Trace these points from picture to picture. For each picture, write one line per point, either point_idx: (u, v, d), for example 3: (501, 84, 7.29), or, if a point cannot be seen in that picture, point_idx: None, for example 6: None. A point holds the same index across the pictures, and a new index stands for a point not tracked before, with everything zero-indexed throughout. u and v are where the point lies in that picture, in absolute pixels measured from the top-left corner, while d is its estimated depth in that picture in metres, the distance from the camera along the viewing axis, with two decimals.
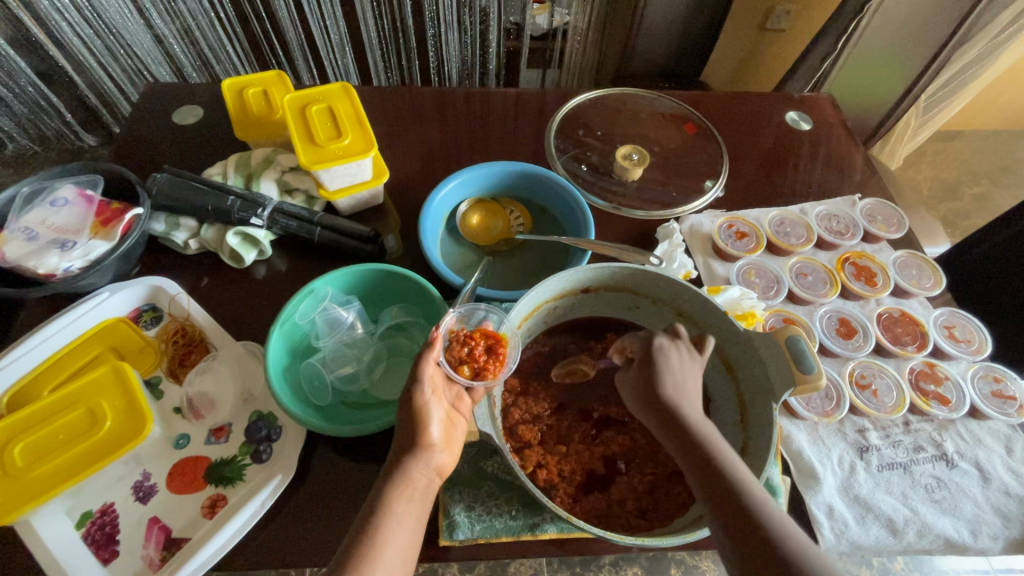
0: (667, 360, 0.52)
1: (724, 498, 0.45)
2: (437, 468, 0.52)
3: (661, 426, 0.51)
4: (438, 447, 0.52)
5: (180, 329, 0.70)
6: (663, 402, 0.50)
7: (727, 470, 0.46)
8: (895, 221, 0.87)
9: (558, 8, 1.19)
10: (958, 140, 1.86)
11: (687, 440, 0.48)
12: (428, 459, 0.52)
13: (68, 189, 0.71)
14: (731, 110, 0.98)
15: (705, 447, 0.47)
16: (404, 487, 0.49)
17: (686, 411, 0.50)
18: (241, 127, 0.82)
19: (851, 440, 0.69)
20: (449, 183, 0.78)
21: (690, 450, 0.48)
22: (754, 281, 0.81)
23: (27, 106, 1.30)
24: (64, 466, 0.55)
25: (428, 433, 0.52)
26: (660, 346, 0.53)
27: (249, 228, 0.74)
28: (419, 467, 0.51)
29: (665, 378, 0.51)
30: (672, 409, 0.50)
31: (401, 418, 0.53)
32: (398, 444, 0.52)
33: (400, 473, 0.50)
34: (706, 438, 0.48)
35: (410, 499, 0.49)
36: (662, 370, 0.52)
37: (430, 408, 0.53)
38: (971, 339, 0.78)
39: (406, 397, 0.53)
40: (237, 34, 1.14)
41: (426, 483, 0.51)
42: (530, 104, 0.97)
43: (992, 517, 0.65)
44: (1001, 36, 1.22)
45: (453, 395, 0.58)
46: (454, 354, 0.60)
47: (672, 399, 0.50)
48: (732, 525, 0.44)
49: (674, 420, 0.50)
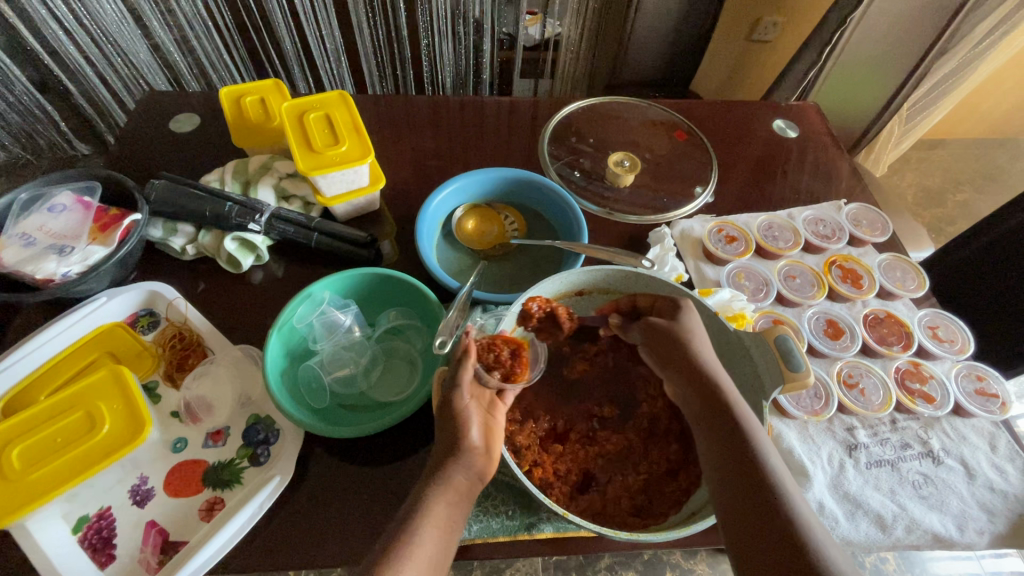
0: (694, 330, 0.58)
1: (738, 460, 0.50)
2: (478, 472, 0.53)
3: (694, 387, 0.56)
4: (479, 450, 0.54)
5: (178, 334, 0.71)
6: (698, 369, 0.56)
7: (750, 436, 0.51)
8: (881, 226, 0.90)
9: (550, 19, 1.21)
10: (940, 149, 1.91)
11: (714, 402, 0.54)
12: (470, 462, 0.53)
13: (66, 195, 0.72)
14: (719, 119, 1.01)
15: (735, 412, 0.53)
16: (444, 490, 0.50)
17: (718, 376, 0.56)
18: (239, 135, 0.83)
19: (840, 438, 0.70)
20: (444, 189, 0.80)
21: (714, 413, 0.53)
22: (744, 283, 0.83)
23: (21, 114, 1.30)
24: (63, 468, 0.55)
25: (468, 437, 0.54)
26: (687, 316, 0.59)
27: (247, 233, 0.75)
28: (460, 471, 0.52)
29: (700, 349, 0.57)
30: (707, 369, 0.56)
31: (442, 423, 0.55)
32: (441, 448, 0.54)
33: (441, 476, 0.51)
34: (737, 408, 0.53)
35: (450, 503, 0.50)
36: (695, 341, 0.58)
37: (468, 413, 0.55)
38: (954, 339, 0.80)
39: (446, 401, 0.55)
40: (235, 42, 1.15)
41: (467, 488, 0.52)
42: (523, 113, 0.99)
43: (977, 512, 0.66)
44: (980, 47, 1.26)
45: (487, 402, 0.59)
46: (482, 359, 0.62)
47: (707, 370, 0.56)
48: (739, 481, 0.49)
49: (703, 386, 0.55)
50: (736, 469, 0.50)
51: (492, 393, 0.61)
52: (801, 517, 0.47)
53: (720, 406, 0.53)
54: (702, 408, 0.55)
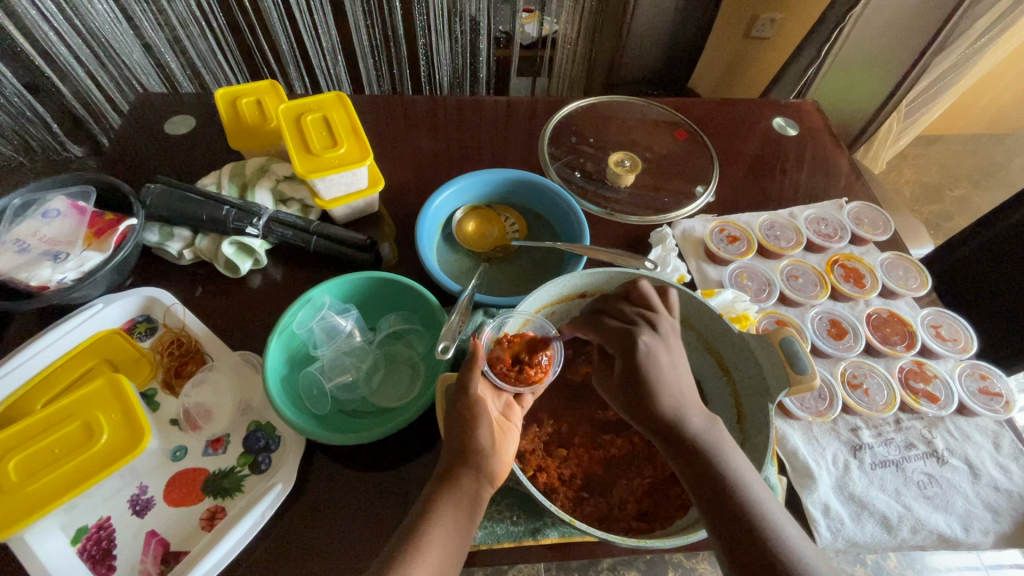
0: (656, 372, 0.55)
1: (724, 510, 0.48)
2: (488, 475, 0.52)
3: (664, 438, 0.53)
4: (487, 453, 0.52)
5: (176, 339, 0.70)
6: (663, 420, 0.53)
7: (731, 479, 0.49)
8: (882, 224, 0.89)
9: (547, 17, 1.20)
10: (937, 144, 1.91)
11: (687, 453, 0.51)
12: (478, 466, 0.52)
13: (60, 200, 0.71)
14: (719, 117, 1.00)
15: (707, 458, 0.50)
16: (451, 493, 0.50)
17: (688, 420, 0.52)
18: (235, 137, 0.82)
19: (845, 439, 0.70)
20: (444, 192, 0.79)
21: (689, 464, 0.51)
22: (747, 284, 0.82)
23: (13, 116, 1.28)
24: (60, 480, 0.54)
25: (475, 439, 0.52)
26: (644, 358, 0.55)
27: (245, 237, 0.74)
28: (467, 474, 0.51)
29: (662, 398, 0.53)
30: (674, 419, 0.52)
31: (450, 424, 0.54)
32: (449, 450, 0.53)
33: (449, 480, 0.51)
34: (713, 453, 0.50)
35: (457, 506, 0.50)
36: (656, 388, 0.54)
37: (477, 414, 0.53)
38: (957, 338, 0.80)
39: (453, 403, 0.54)
40: (228, 42, 1.14)
41: (475, 492, 0.51)
42: (522, 112, 0.98)
43: (983, 512, 0.66)
44: (979, 43, 1.26)
45: (503, 405, 0.59)
46: (499, 365, 0.61)
47: (674, 420, 0.52)
48: (730, 532, 0.47)
49: (668, 429, 0.52)
50: (724, 520, 0.48)
51: (508, 397, 0.61)
52: (793, 559, 0.45)
53: (694, 456, 0.51)
54: (677, 458, 0.52)
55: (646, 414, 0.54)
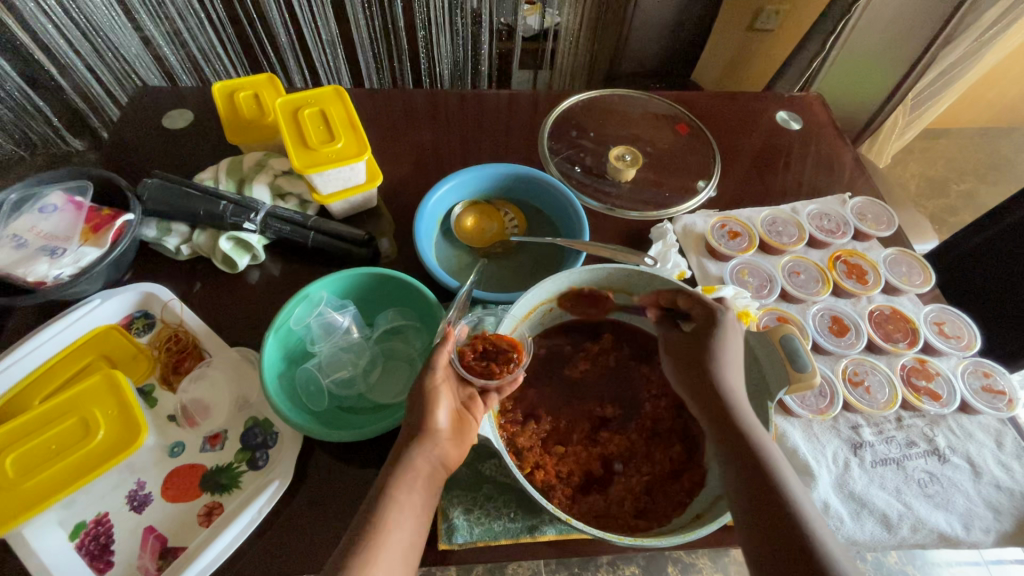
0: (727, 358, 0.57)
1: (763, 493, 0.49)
2: (440, 458, 0.52)
3: (716, 420, 0.55)
4: (441, 434, 0.53)
5: (174, 335, 0.70)
6: (720, 402, 0.55)
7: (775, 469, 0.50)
8: (886, 220, 0.88)
9: (548, 9, 1.18)
10: (944, 138, 1.88)
11: (737, 435, 0.53)
12: (433, 446, 0.52)
13: (56, 195, 0.71)
14: (722, 111, 0.99)
15: (754, 442, 0.52)
16: (407, 475, 0.50)
17: (742, 409, 0.54)
18: (233, 132, 0.81)
19: (846, 437, 0.69)
20: (442, 187, 0.78)
21: (737, 444, 0.52)
22: (748, 280, 0.81)
23: (12, 109, 1.27)
24: (58, 475, 0.55)
25: (433, 420, 0.53)
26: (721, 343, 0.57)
27: (242, 232, 0.73)
28: (422, 455, 0.51)
29: (727, 383, 0.56)
30: (730, 402, 0.55)
31: (411, 404, 0.55)
32: (408, 430, 0.53)
33: (402, 463, 0.51)
34: (762, 443, 0.52)
35: (412, 489, 0.50)
36: (725, 374, 0.56)
37: (435, 395, 0.54)
38: (961, 335, 0.79)
39: (418, 384, 0.55)
40: (226, 35, 1.13)
41: (428, 472, 0.51)
42: (522, 106, 0.97)
43: (984, 510, 0.66)
44: (988, 35, 1.23)
45: (466, 398, 0.57)
46: (467, 357, 0.61)
47: (731, 405, 0.54)
48: (764, 513, 0.48)
49: (722, 410, 0.55)
50: (762, 502, 0.49)
51: (474, 390, 0.58)
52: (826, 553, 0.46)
53: (743, 439, 0.52)
54: (726, 439, 0.53)
55: (707, 395, 0.56)
